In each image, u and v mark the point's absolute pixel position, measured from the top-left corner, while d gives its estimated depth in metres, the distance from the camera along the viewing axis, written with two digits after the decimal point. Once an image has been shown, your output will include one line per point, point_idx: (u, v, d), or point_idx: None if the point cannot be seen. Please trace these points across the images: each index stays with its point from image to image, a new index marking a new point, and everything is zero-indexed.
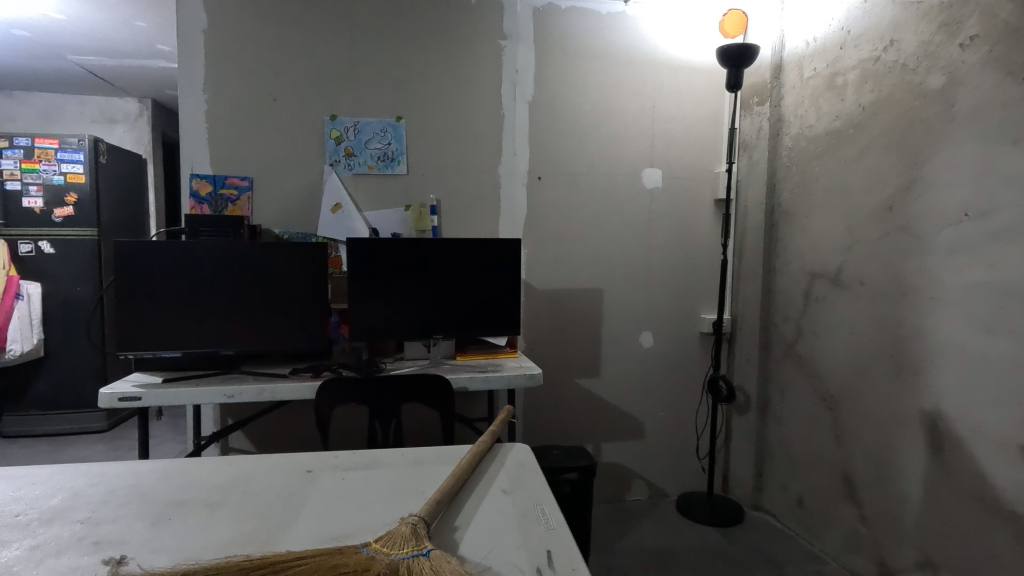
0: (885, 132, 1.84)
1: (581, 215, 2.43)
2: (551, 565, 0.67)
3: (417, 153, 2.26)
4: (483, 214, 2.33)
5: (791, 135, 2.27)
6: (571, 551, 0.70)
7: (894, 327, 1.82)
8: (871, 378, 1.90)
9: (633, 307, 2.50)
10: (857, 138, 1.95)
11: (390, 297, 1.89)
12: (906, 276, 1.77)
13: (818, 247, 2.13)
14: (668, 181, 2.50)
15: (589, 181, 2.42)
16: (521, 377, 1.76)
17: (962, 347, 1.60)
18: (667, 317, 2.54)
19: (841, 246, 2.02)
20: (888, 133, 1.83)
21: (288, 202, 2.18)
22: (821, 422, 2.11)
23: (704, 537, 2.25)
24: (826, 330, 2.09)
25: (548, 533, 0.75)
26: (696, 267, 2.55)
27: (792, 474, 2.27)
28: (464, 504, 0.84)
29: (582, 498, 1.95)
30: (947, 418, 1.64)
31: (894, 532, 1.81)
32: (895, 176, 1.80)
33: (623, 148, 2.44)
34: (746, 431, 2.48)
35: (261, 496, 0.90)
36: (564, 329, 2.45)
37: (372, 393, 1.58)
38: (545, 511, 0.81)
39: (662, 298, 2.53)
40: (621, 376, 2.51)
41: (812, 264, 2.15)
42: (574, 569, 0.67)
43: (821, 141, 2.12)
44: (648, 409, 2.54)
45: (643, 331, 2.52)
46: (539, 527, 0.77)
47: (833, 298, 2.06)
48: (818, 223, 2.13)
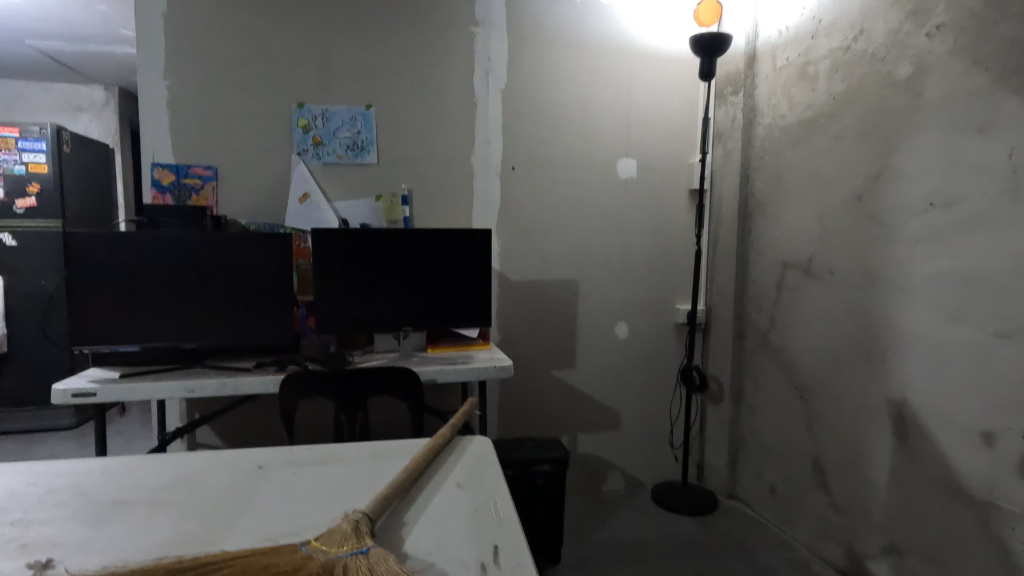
0: (856, 122, 1.84)
1: (556, 206, 2.41)
2: (497, 560, 0.66)
3: (388, 142, 2.22)
4: (456, 205, 2.30)
5: (764, 125, 2.26)
6: (519, 546, 0.69)
7: (863, 316, 1.83)
8: (841, 367, 1.91)
9: (608, 298, 2.49)
10: (829, 128, 1.95)
11: (358, 289, 1.86)
12: (875, 265, 1.78)
13: (790, 236, 2.13)
14: (644, 172, 2.48)
15: (564, 171, 2.40)
16: (492, 369, 1.73)
17: (928, 336, 1.62)
18: (643, 307, 2.53)
19: (813, 236, 2.02)
20: (858, 122, 1.83)
21: (254, 192, 2.12)
22: (793, 411, 2.13)
23: (679, 526, 2.26)
24: (798, 320, 2.10)
25: (498, 528, 0.73)
26: (672, 258, 2.55)
27: (765, 463, 2.29)
28: (416, 499, 0.82)
29: (556, 490, 1.95)
30: (913, 405, 1.66)
31: (862, 518, 1.83)
32: (865, 165, 1.81)
33: (598, 137, 2.42)
34: (720, 421, 2.49)
35: (206, 494, 0.86)
36: (539, 320, 2.43)
37: (337, 386, 1.55)
38: (497, 505, 0.80)
39: (638, 289, 2.52)
40: (597, 367, 2.50)
41: (785, 255, 2.16)
42: (520, 565, 0.65)
43: (794, 131, 2.12)
44: (624, 400, 2.54)
45: (618, 322, 2.51)
46: (490, 522, 0.75)
47: (805, 288, 2.07)
48: (790, 213, 2.13)
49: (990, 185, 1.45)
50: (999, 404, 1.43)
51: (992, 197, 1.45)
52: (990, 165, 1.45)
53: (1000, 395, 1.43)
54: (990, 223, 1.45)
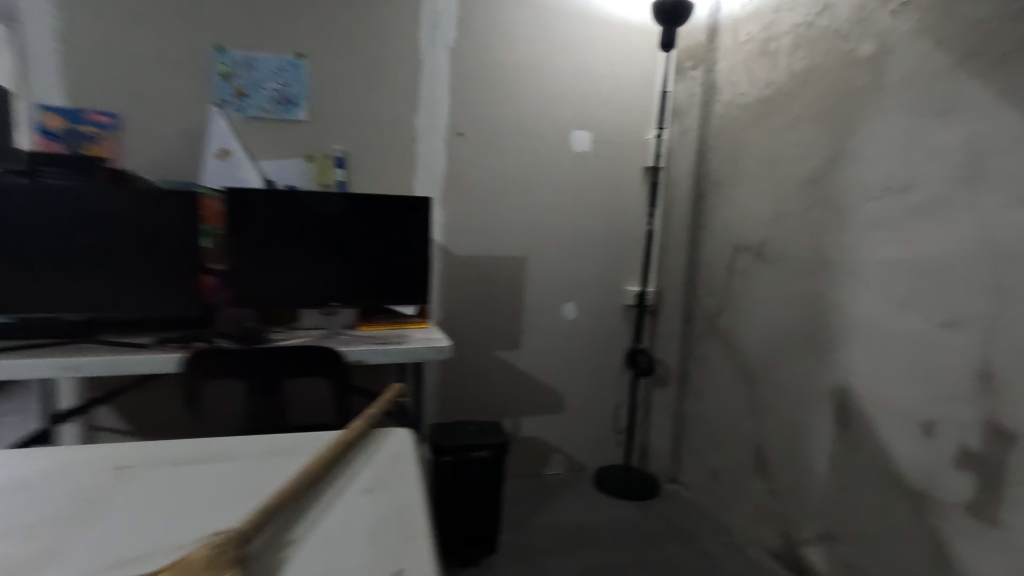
0: (815, 103, 1.78)
1: (505, 178, 2.27)
2: None
3: (321, 98, 2.01)
4: (397, 171, 2.12)
5: (723, 103, 2.19)
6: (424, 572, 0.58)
7: (811, 303, 1.79)
8: (787, 354, 1.89)
9: (558, 277, 2.39)
10: (787, 108, 1.88)
11: (280, 259, 1.67)
12: (826, 251, 1.75)
13: (743, 219, 2.08)
14: (598, 146, 2.37)
15: (516, 141, 2.26)
16: (428, 350, 1.60)
17: (874, 324, 1.59)
18: (592, 288, 2.45)
19: (766, 220, 1.97)
20: (818, 103, 1.77)
21: (164, 146, 1.88)
22: (738, 397, 2.11)
23: (620, 512, 2.22)
24: (746, 306, 2.06)
25: (402, 547, 0.62)
26: (624, 237, 2.46)
27: (708, 448, 2.27)
28: (310, 509, 0.70)
29: (494, 476, 1.85)
30: (855, 393, 1.64)
31: (799, 505, 1.83)
32: (822, 148, 1.75)
33: (552, 107, 2.29)
34: (665, 405, 2.46)
35: (43, 502, 0.70)
36: (484, 299, 2.30)
37: (252, 365, 1.37)
38: (406, 517, 0.69)
39: (588, 269, 2.43)
40: (543, 349, 2.41)
41: (736, 238, 2.11)
42: None
43: (752, 110, 2.05)
44: (570, 383, 2.47)
45: (567, 302, 2.42)
46: (395, 538, 0.64)
47: (755, 273, 2.02)
48: (745, 195, 2.07)
49: (945, 170, 1.41)
50: (940, 394, 1.41)
51: (947, 183, 1.41)
52: (947, 150, 1.40)
53: (942, 385, 1.41)
54: (944, 210, 1.41)
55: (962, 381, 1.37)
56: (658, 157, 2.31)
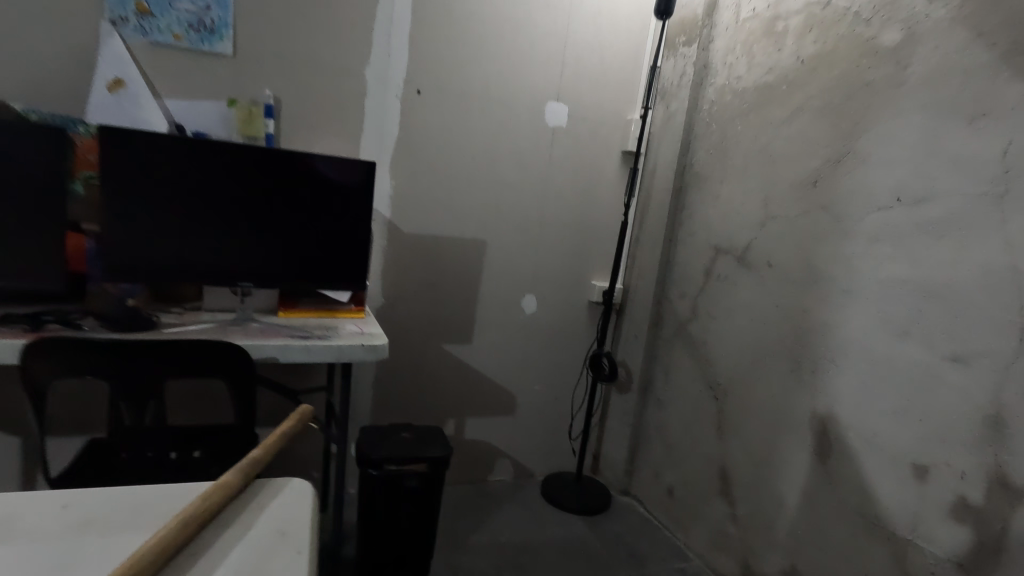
0: (822, 93, 1.57)
1: (468, 148, 1.98)
2: None
3: (249, 29, 1.65)
4: (341, 128, 1.80)
5: (716, 87, 1.96)
6: None
7: (797, 319, 1.62)
8: (764, 371, 1.71)
9: (519, 265, 2.14)
10: (790, 97, 1.67)
11: (177, 222, 1.34)
12: (817, 262, 1.56)
13: (727, 219, 1.88)
14: (574, 122, 2.11)
15: (482, 106, 1.97)
16: (357, 349, 1.31)
17: (867, 349, 1.42)
18: (556, 280, 2.21)
19: (753, 221, 1.78)
20: (825, 94, 1.56)
21: (37, 68, 1.48)
22: (703, 411, 1.93)
23: (567, 528, 2.03)
24: (721, 314, 1.88)
25: None
26: (594, 227, 2.23)
27: (666, 463, 2.10)
28: None
29: (431, 493, 1.60)
30: (839, 424, 1.48)
31: (763, 535, 1.68)
32: (826, 146, 1.55)
33: (527, 71, 2.00)
34: (624, 412, 2.27)
35: None
36: (435, 285, 2.03)
37: (119, 362, 1.07)
38: None
39: (553, 259, 2.19)
40: (496, 344, 2.16)
41: (717, 238, 1.91)
42: None
43: (748, 96, 1.83)
44: (524, 383, 2.24)
45: (527, 294, 2.17)
46: None
47: (735, 279, 1.83)
48: (732, 191, 1.87)
49: (971, 183, 1.22)
50: (938, 436, 1.26)
51: (971, 199, 1.22)
52: (975, 160, 1.22)
53: (941, 427, 1.26)
54: (964, 229, 1.23)
55: (965, 424, 1.21)
56: (640, 141, 2.08)
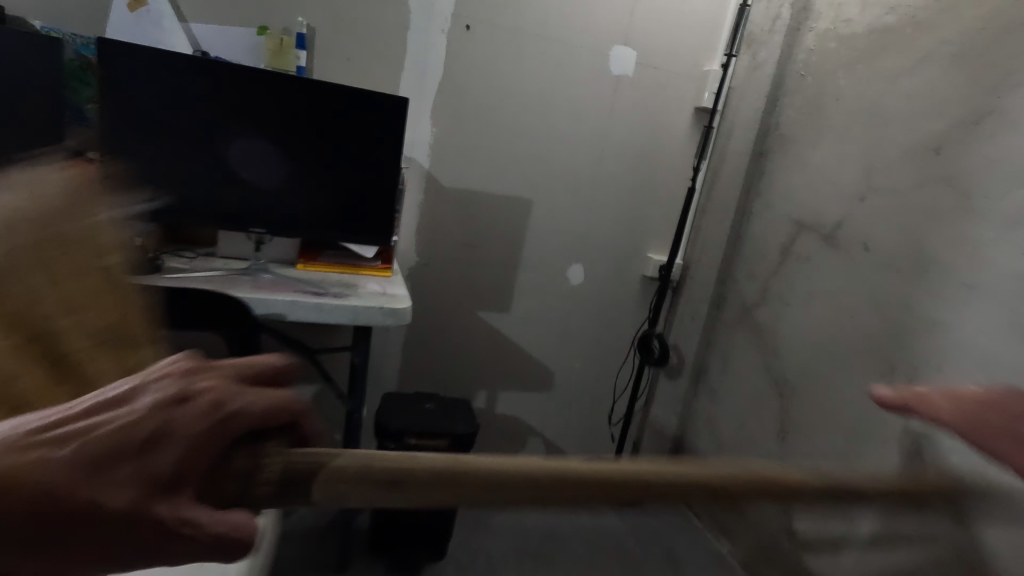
0: (960, 37, 1.27)
1: (519, 95, 1.76)
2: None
3: None
4: (380, 65, 1.62)
5: (816, 32, 1.65)
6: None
7: (894, 314, 1.35)
8: (845, 371, 1.47)
9: (567, 230, 1.93)
10: (915, 43, 1.37)
11: (186, 151, 1.21)
12: (931, 246, 1.28)
13: (816, 190, 1.60)
14: (642, 71, 1.85)
15: (539, 47, 1.74)
16: (376, 313, 1.16)
17: (989, 358, 1.16)
18: (607, 250, 1.99)
19: (850, 193, 1.50)
20: (966, 37, 1.25)
21: None
22: (764, 409, 1.71)
23: (599, 519, 1.87)
24: (797, 301, 1.62)
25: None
26: (655, 192, 1.99)
27: (715, 460, 1.89)
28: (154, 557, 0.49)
29: None
30: (940, 443, 1.23)
31: (825, 556, 1.47)
32: (959, 104, 1.26)
33: (593, 8, 1.75)
34: (672, 399, 2.07)
35: None
36: (473, 245, 1.85)
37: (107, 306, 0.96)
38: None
39: (605, 226, 1.97)
40: (536, 315, 1.98)
41: (801, 212, 1.64)
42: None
43: (857, 43, 1.52)
44: (564, 359, 2.06)
45: (574, 263, 1.97)
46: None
47: (819, 261, 1.57)
48: (825, 157, 1.58)
49: None
50: None
51: None
52: None
53: None
54: None
55: None
56: (717, 95, 1.80)
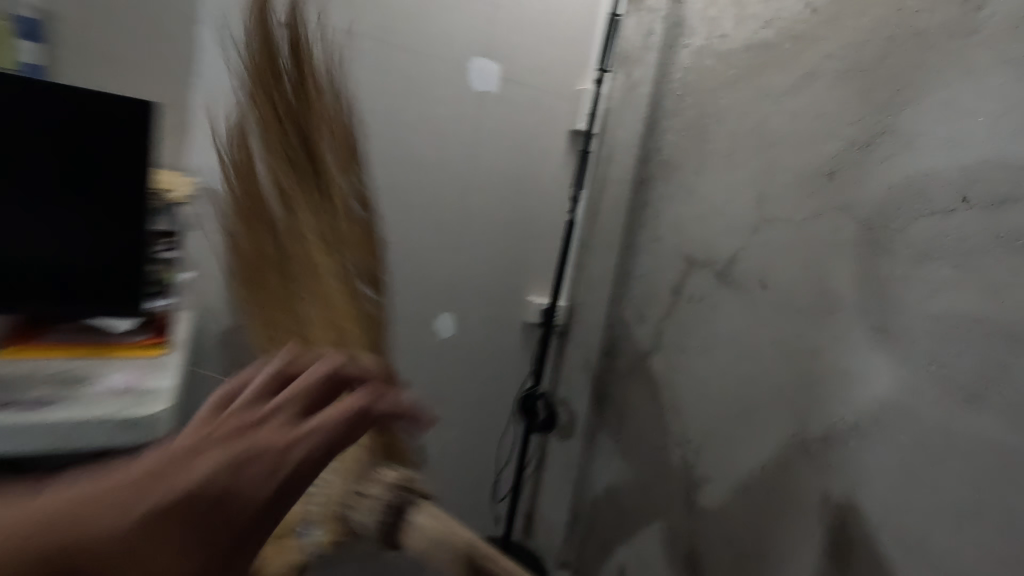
0: (845, 51, 1.14)
1: (360, 113, 1.42)
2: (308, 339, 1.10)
3: None
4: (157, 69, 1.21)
5: (691, 49, 1.50)
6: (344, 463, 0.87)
7: (802, 362, 1.17)
8: (752, 429, 1.26)
9: (431, 273, 1.60)
10: (796, 59, 1.23)
11: None
12: (835, 284, 1.12)
13: (706, 220, 1.42)
14: (508, 88, 1.60)
15: (381, 55, 1.42)
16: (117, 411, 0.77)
17: (915, 415, 0.99)
18: (482, 295, 1.69)
19: (742, 224, 1.32)
20: (851, 52, 1.13)
21: None
22: (668, 475, 1.47)
23: None
24: (696, 348, 1.42)
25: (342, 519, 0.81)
26: (532, 227, 1.73)
27: (617, 535, 1.63)
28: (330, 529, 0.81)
29: None
30: (867, 517, 1.04)
31: None
32: (850, 125, 1.12)
33: (446, 12, 1.47)
34: (566, 463, 1.79)
35: None
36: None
37: None
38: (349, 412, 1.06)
39: (477, 267, 1.67)
40: (399, 380, 1.62)
41: (691, 246, 1.45)
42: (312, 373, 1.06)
43: (735, 60, 1.38)
44: (438, 429, 1.71)
45: (442, 312, 1.64)
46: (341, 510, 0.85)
47: (714, 300, 1.37)
48: (712, 185, 1.41)
49: None
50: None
51: None
52: None
53: None
54: None
55: None
56: (593, 117, 1.59)
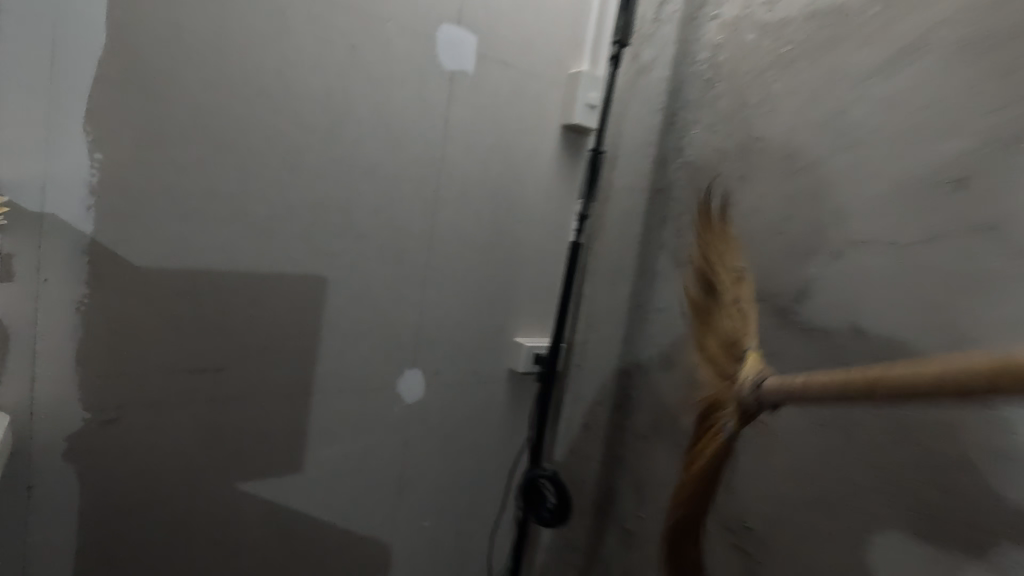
0: (971, 15, 0.83)
1: (282, 96, 0.98)
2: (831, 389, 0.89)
3: None
4: None
5: (722, 24, 1.19)
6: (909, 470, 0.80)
7: (932, 438, 0.78)
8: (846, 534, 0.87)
9: (393, 319, 1.18)
10: (888, 30, 0.93)
11: None
12: (973, 332, 0.79)
13: (759, 242, 1.10)
14: (488, 70, 1.21)
15: (313, 15, 0.99)
16: None
17: None
18: (460, 342, 1.29)
19: (817, 248, 1.00)
20: (978, 17, 0.82)
21: None
22: None
23: None
24: None
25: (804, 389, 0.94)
26: (521, 250, 1.34)
27: None
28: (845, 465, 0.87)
29: None
30: None
31: None
32: (986, 114, 0.80)
33: None
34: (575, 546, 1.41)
35: None
36: (222, 368, 1.01)
37: None
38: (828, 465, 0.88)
39: (453, 306, 1.26)
40: (349, 465, 1.18)
41: (737, 275, 1.13)
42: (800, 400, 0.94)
43: (790, 35, 1.06)
44: (406, 522, 1.29)
45: (408, 370, 1.23)
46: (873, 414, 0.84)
47: (778, 348, 1.06)
48: (766, 196, 1.09)
49: None
50: None
51: None
52: None
53: None
54: None
55: None
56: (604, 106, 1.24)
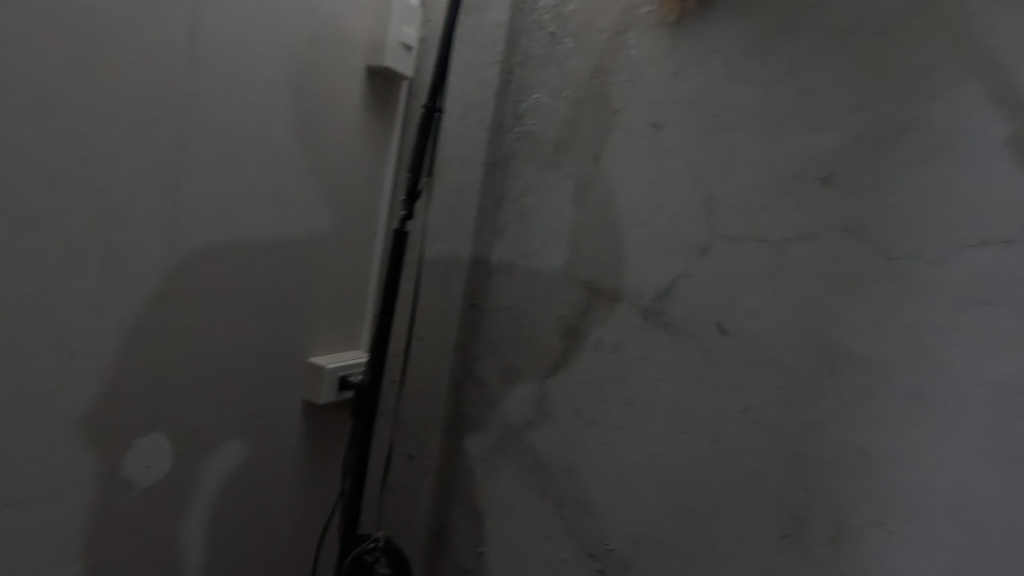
0: (838, 23, 0.81)
1: None
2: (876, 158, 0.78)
3: None
4: None
5: None
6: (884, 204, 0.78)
7: (817, 423, 0.82)
8: (735, 526, 0.88)
9: (106, 363, 0.70)
10: (761, 16, 0.86)
11: None
12: (839, 334, 0.81)
13: (617, 233, 0.96)
14: None
15: None
16: None
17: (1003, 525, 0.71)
18: (229, 379, 0.86)
19: (685, 241, 0.91)
20: (845, 25, 0.80)
21: None
22: None
23: None
24: (614, 420, 0.97)
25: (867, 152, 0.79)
26: (321, 236, 0.96)
27: None
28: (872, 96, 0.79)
29: None
30: None
31: None
32: (851, 121, 0.80)
33: None
34: None
35: None
36: None
37: None
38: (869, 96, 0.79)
39: (219, 325, 0.83)
40: None
41: (595, 270, 0.98)
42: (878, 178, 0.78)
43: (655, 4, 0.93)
44: None
45: (142, 438, 0.76)
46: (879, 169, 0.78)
47: (640, 351, 0.94)
48: (626, 180, 0.95)
49: None
50: None
51: None
52: None
53: None
54: None
55: None
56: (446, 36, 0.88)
